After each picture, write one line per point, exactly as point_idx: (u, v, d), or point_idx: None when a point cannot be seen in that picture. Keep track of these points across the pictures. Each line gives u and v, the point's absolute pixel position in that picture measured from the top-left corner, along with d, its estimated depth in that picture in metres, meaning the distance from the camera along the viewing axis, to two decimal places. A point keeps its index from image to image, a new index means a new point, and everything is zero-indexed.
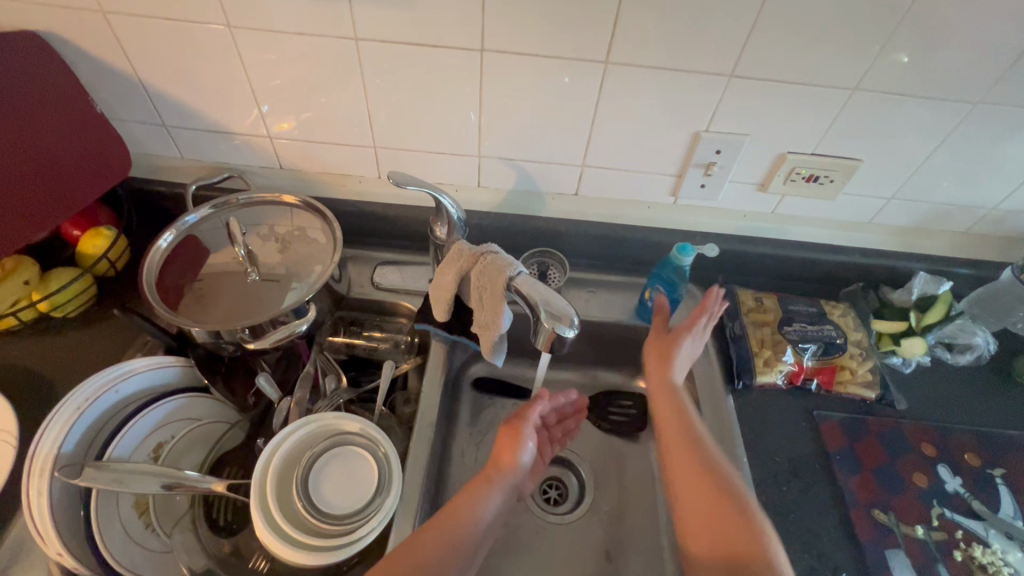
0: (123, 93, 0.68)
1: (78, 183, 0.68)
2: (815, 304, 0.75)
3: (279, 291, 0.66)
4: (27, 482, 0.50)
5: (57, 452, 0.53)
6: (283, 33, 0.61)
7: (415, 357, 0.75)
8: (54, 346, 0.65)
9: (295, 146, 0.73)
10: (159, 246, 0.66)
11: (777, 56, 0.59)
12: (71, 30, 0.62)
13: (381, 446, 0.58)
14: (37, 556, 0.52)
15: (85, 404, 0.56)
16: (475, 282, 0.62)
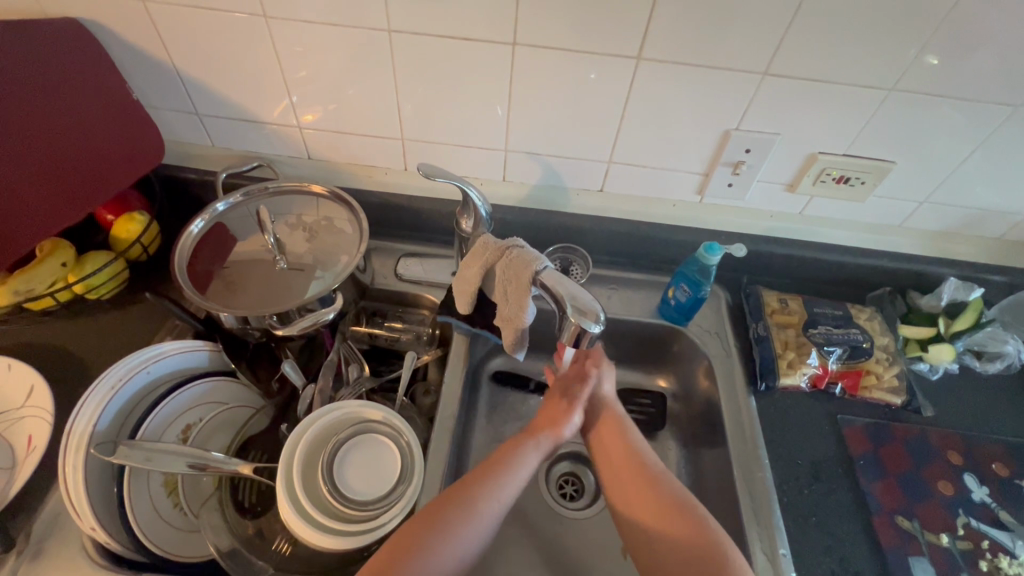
0: (159, 81, 0.69)
1: (115, 169, 0.70)
2: (841, 308, 0.74)
3: (305, 277, 0.67)
4: (63, 458, 0.52)
5: (92, 430, 0.54)
6: (316, 25, 0.62)
7: (436, 349, 0.75)
8: (89, 327, 0.67)
9: (324, 137, 0.74)
10: (191, 231, 0.68)
11: (812, 54, 0.58)
12: (111, 18, 0.63)
13: (405, 436, 0.59)
14: (71, 529, 0.54)
15: (119, 383, 0.57)
16: (500, 275, 0.63)
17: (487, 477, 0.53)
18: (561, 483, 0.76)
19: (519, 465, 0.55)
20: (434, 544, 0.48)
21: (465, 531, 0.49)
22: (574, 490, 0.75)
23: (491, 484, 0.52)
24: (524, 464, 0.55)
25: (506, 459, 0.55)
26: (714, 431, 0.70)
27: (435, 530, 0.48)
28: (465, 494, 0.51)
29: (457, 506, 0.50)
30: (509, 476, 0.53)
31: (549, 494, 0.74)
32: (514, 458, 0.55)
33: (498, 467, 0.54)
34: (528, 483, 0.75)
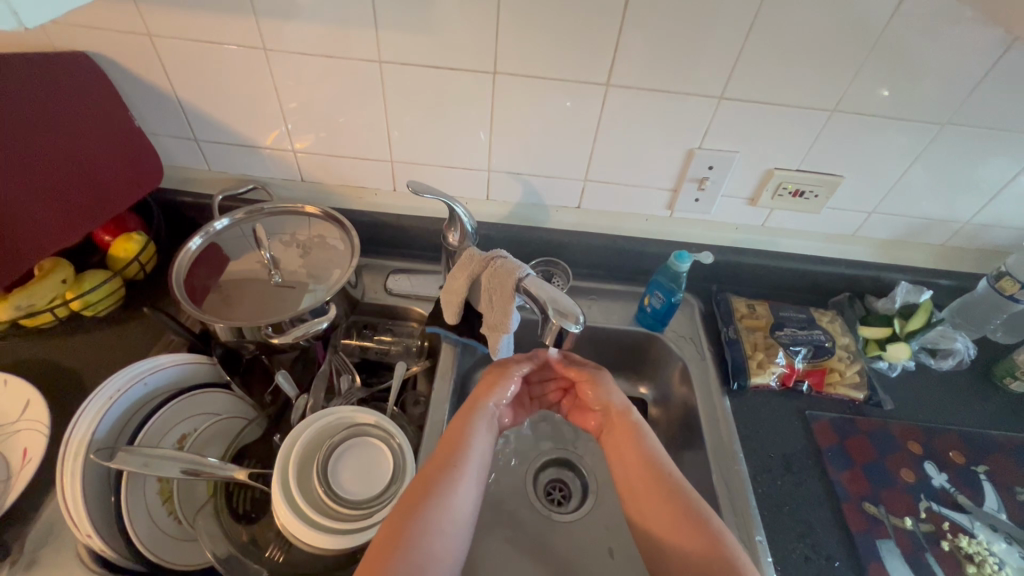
0: (161, 110, 0.74)
1: (116, 188, 0.73)
2: (805, 311, 0.79)
3: (298, 293, 0.70)
4: (63, 464, 0.53)
5: (90, 438, 0.55)
6: (312, 55, 0.67)
7: (425, 360, 0.78)
8: (84, 344, 0.69)
9: (316, 160, 0.78)
10: (189, 248, 0.71)
11: (761, 80, 0.65)
12: (117, 51, 0.67)
13: (395, 438, 0.62)
14: (64, 538, 0.54)
15: (117, 393, 0.59)
16: (485, 284, 0.67)
17: (448, 462, 0.54)
18: (548, 490, 0.78)
19: (474, 447, 0.57)
20: (419, 537, 0.48)
21: (450, 518, 0.50)
22: (562, 495, 0.77)
23: (455, 468, 0.54)
24: (478, 443, 0.57)
25: (461, 442, 0.57)
26: (692, 430, 0.73)
27: (423, 521, 0.49)
28: (436, 485, 0.52)
29: (434, 496, 0.51)
30: (471, 455, 0.55)
31: (537, 499, 0.76)
32: (467, 436, 0.57)
33: (456, 450, 0.55)
34: (517, 490, 0.77)
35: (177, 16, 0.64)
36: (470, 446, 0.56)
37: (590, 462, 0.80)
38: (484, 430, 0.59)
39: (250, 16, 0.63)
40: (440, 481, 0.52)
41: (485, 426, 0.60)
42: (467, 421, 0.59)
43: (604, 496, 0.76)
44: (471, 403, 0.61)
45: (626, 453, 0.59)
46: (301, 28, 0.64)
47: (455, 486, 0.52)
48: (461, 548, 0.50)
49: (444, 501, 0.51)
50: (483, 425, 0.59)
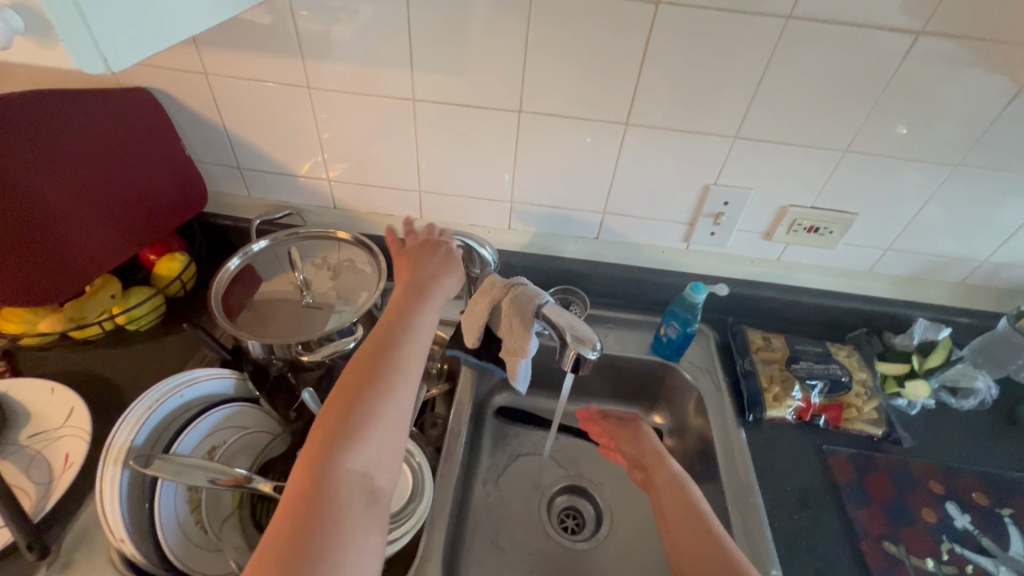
0: (210, 141, 0.79)
1: (166, 212, 0.78)
2: (821, 345, 0.80)
3: (326, 313, 0.73)
4: (103, 469, 0.56)
5: (129, 445, 0.58)
6: (351, 94, 0.72)
7: (445, 384, 0.80)
8: (126, 356, 0.73)
9: (349, 188, 0.83)
10: (227, 269, 0.75)
11: (775, 122, 0.68)
12: (176, 88, 0.74)
13: (415, 456, 0.64)
14: (99, 542, 0.56)
15: (156, 403, 0.62)
16: (505, 311, 0.69)
17: (390, 353, 0.54)
18: (562, 517, 0.78)
19: (415, 337, 0.56)
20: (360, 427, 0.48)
21: (395, 398, 0.51)
22: (576, 523, 0.78)
23: (396, 361, 0.53)
24: (418, 333, 0.57)
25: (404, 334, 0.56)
26: (707, 461, 0.73)
27: (368, 402, 0.50)
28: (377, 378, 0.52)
29: (376, 389, 0.51)
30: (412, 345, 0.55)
31: (551, 527, 0.76)
32: (408, 325, 0.57)
33: (397, 343, 0.55)
34: (531, 516, 0.77)
35: (231, 57, 0.70)
36: (408, 327, 0.57)
37: (604, 490, 0.80)
38: (426, 308, 0.59)
39: (297, 58, 0.69)
40: (382, 366, 0.52)
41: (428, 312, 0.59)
42: (405, 299, 0.59)
43: (618, 526, 0.76)
44: (412, 281, 0.62)
45: (665, 496, 0.60)
46: (342, 70, 0.70)
47: (394, 370, 0.53)
48: (405, 425, 0.51)
49: (387, 388, 0.51)
50: (422, 304, 0.59)
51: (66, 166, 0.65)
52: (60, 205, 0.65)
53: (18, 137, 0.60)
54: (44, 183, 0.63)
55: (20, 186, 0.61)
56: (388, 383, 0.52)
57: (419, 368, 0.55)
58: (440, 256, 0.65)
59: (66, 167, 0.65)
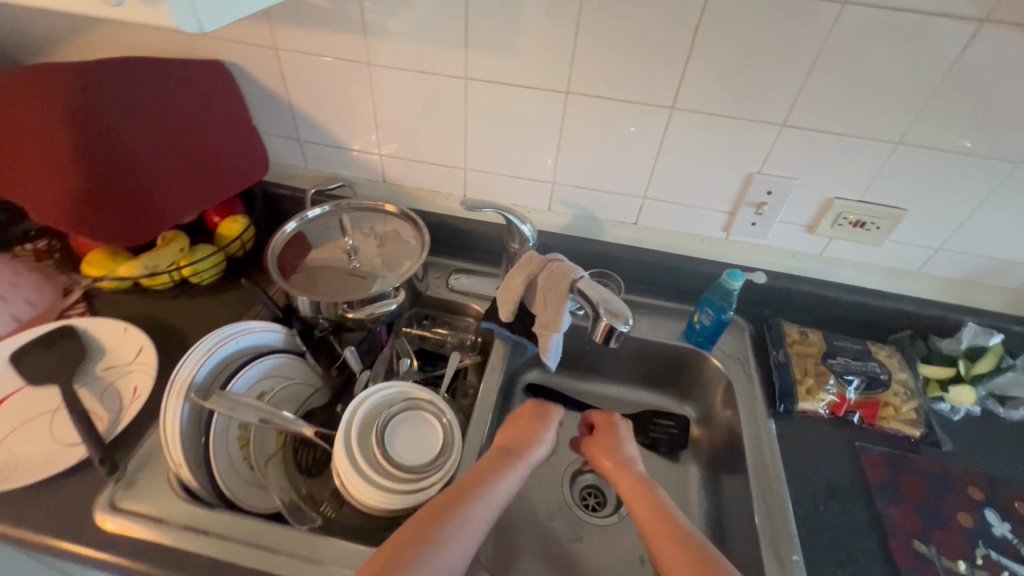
0: (274, 113, 0.85)
1: (231, 177, 0.84)
2: (861, 343, 0.78)
3: (370, 278, 0.78)
4: (168, 398, 0.61)
5: (192, 379, 0.63)
6: (407, 71, 0.76)
7: (478, 356, 0.83)
8: (188, 306, 0.79)
9: (398, 164, 0.87)
10: (284, 231, 0.81)
11: (825, 110, 0.68)
12: (247, 61, 0.79)
13: (445, 416, 0.67)
14: (159, 466, 0.62)
15: (217, 344, 0.67)
16: (541, 285, 0.71)
17: (462, 499, 0.53)
18: (584, 495, 0.80)
19: (493, 494, 0.55)
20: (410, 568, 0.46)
21: (451, 549, 0.49)
22: (597, 501, 0.79)
23: (464, 510, 0.52)
24: (499, 492, 0.55)
25: (482, 486, 0.55)
26: (734, 449, 0.73)
27: (425, 543, 0.48)
28: (442, 522, 0.50)
29: (437, 533, 0.49)
30: (488, 500, 0.54)
31: (572, 503, 0.78)
32: (487, 481, 0.56)
33: (476, 490, 0.54)
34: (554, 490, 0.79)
35: (300, 33, 0.75)
36: (498, 475, 0.57)
37: None
38: (516, 470, 0.58)
39: (359, 35, 0.73)
40: (450, 511, 0.51)
41: (515, 473, 0.58)
42: (497, 457, 0.59)
43: None
44: (508, 443, 0.62)
45: (641, 505, 0.57)
46: (399, 47, 0.74)
47: (466, 519, 0.51)
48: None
49: (450, 532, 0.50)
50: (513, 467, 0.58)
51: (145, 121, 0.71)
52: (139, 157, 0.71)
53: (106, 91, 0.68)
54: (125, 136, 0.69)
55: (102, 135, 0.68)
56: (471, 515, 0.52)
57: (488, 527, 0.53)
58: (538, 413, 0.66)
59: (146, 124, 0.72)
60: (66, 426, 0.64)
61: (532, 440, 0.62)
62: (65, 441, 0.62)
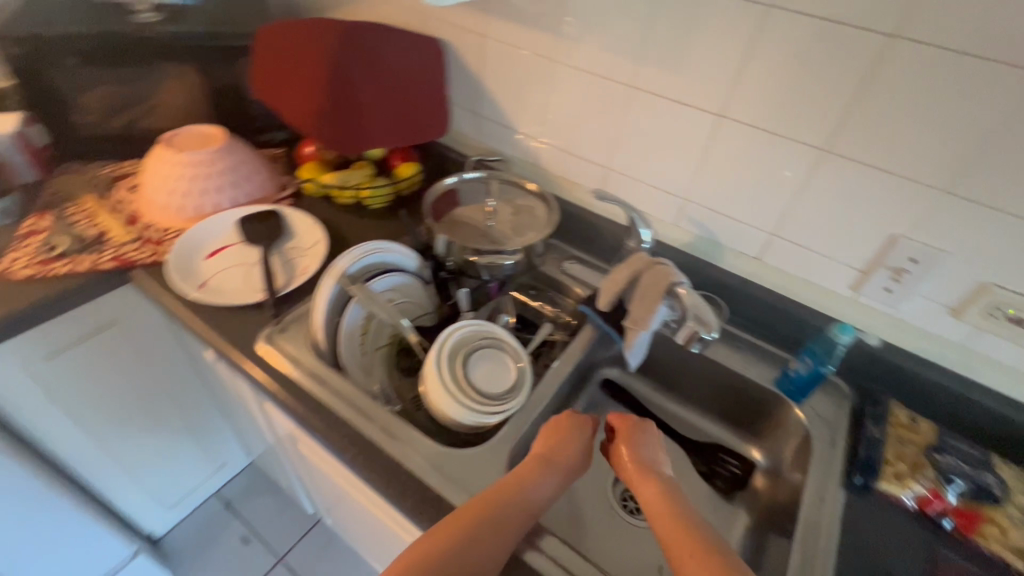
0: (465, 88, 1.02)
1: (417, 129, 1.01)
2: (982, 452, 0.70)
3: (498, 238, 0.90)
4: (326, 278, 0.77)
5: (346, 271, 0.79)
6: (581, 71, 0.86)
7: (567, 334, 0.90)
8: (357, 222, 0.98)
9: (550, 151, 0.98)
10: (443, 183, 0.96)
11: (1001, 185, 0.62)
12: (458, 42, 0.96)
13: (521, 364, 0.76)
14: (304, 326, 0.80)
15: (370, 252, 0.82)
16: (642, 283, 0.77)
17: (488, 507, 0.55)
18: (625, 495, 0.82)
19: (519, 506, 0.56)
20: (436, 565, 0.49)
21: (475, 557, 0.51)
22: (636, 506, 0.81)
23: (488, 518, 0.54)
24: (523, 503, 0.56)
25: (508, 497, 0.56)
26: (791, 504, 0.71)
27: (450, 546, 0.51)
28: (468, 529, 0.52)
29: (461, 538, 0.52)
30: (510, 512, 0.55)
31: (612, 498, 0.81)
32: (514, 491, 0.57)
33: (501, 501, 0.55)
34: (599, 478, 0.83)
35: (504, 26, 0.89)
36: (528, 488, 0.57)
37: None
38: (547, 484, 0.59)
39: (550, 35, 0.86)
40: (475, 520, 0.53)
41: (541, 486, 0.59)
42: (531, 470, 0.59)
43: None
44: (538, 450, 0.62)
45: (657, 511, 0.54)
46: (580, 50, 0.84)
47: (490, 530, 0.53)
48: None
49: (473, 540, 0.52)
50: (540, 478, 0.59)
51: (375, 67, 0.91)
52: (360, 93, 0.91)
53: (359, 39, 0.88)
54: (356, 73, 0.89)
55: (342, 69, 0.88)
56: (497, 530, 0.54)
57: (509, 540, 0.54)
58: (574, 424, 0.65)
59: (374, 69, 0.91)
60: (252, 278, 0.85)
61: (563, 451, 0.62)
62: (252, 287, 0.83)
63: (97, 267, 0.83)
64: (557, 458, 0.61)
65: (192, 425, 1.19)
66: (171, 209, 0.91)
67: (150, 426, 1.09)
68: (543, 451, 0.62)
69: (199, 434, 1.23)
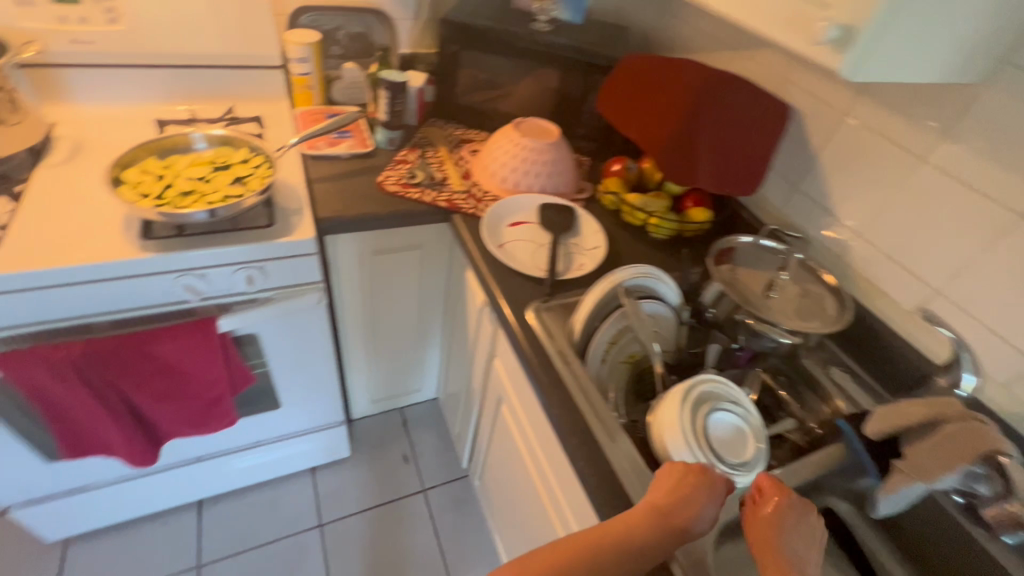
0: (795, 157, 0.99)
1: (734, 182, 0.99)
2: None
3: (777, 311, 0.85)
4: (603, 283, 0.82)
5: (621, 283, 0.83)
6: (956, 180, 0.76)
7: (805, 443, 0.81)
8: (636, 243, 1.04)
9: (867, 248, 0.90)
10: (737, 239, 0.96)
11: None
12: (811, 113, 0.94)
13: (757, 442, 0.72)
14: (565, 315, 0.87)
15: (646, 275, 0.85)
16: (947, 432, 0.65)
17: (590, 546, 0.57)
18: None
19: (625, 553, 0.57)
20: None
21: None
22: None
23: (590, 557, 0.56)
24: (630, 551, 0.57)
25: (614, 540, 0.57)
26: None
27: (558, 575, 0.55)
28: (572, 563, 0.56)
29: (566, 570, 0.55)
30: (612, 555, 0.56)
31: None
32: (621, 533, 0.58)
33: (605, 542, 0.57)
34: None
35: (876, 110, 0.84)
36: (636, 534, 0.58)
37: None
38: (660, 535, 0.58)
39: (933, 133, 0.78)
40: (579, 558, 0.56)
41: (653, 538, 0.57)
42: (641, 517, 0.59)
43: None
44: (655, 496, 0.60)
45: None
46: (965, 158, 0.75)
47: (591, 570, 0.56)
48: None
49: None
50: (653, 527, 0.58)
51: (726, 108, 0.95)
52: (703, 125, 0.95)
53: (724, 80, 0.95)
54: (708, 108, 0.95)
55: (699, 101, 0.95)
56: (596, 568, 0.55)
57: None
58: (703, 489, 0.61)
59: (725, 110, 0.95)
60: (539, 256, 0.97)
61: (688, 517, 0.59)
62: (538, 265, 0.95)
63: (434, 203, 1.04)
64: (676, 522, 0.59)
65: (422, 347, 1.41)
66: (497, 179, 1.10)
67: (397, 334, 1.32)
68: (661, 503, 0.59)
69: (419, 357, 1.45)
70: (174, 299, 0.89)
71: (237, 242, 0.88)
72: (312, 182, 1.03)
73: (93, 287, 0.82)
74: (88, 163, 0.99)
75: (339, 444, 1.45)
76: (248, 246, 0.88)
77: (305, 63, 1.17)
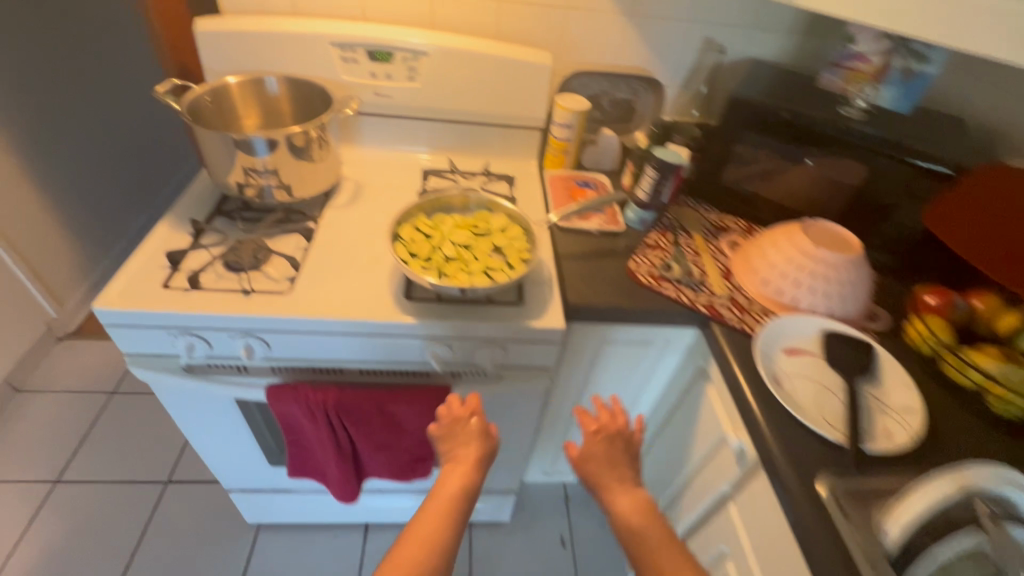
0: None
1: None
2: None
3: None
4: (941, 480, 0.65)
5: (969, 485, 0.65)
6: None
7: None
8: (960, 412, 0.80)
9: None
10: None
11: None
12: None
13: None
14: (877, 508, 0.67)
15: (1002, 478, 0.66)
16: None
17: (430, 547, 0.61)
18: None
19: (448, 495, 0.67)
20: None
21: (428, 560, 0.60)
22: None
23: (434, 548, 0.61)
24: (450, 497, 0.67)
25: (441, 504, 0.66)
26: None
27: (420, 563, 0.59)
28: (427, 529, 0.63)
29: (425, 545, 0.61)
30: (443, 507, 0.66)
31: None
32: (444, 489, 0.68)
33: (429, 520, 0.64)
34: None
35: None
36: (433, 531, 0.63)
37: None
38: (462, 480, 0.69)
39: None
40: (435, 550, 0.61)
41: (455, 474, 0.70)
42: (438, 519, 0.64)
43: None
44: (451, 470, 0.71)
45: None
46: None
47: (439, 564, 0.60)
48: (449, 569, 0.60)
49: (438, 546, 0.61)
50: (455, 521, 0.65)
51: None
52: None
53: None
54: None
55: None
56: (439, 539, 0.62)
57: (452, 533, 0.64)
58: (473, 435, 0.74)
59: None
60: (825, 406, 0.78)
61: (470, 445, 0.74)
62: (827, 419, 0.76)
63: (692, 307, 0.92)
64: (468, 454, 0.73)
65: None
66: (769, 289, 0.93)
67: None
68: (460, 456, 0.73)
69: None
70: (419, 361, 0.88)
71: (490, 319, 0.84)
72: (561, 259, 0.97)
73: (358, 340, 0.84)
74: (365, 208, 1.05)
75: (503, 510, 1.39)
76: (499, 326, 0.84)
77: (570, 128, 1.12)
